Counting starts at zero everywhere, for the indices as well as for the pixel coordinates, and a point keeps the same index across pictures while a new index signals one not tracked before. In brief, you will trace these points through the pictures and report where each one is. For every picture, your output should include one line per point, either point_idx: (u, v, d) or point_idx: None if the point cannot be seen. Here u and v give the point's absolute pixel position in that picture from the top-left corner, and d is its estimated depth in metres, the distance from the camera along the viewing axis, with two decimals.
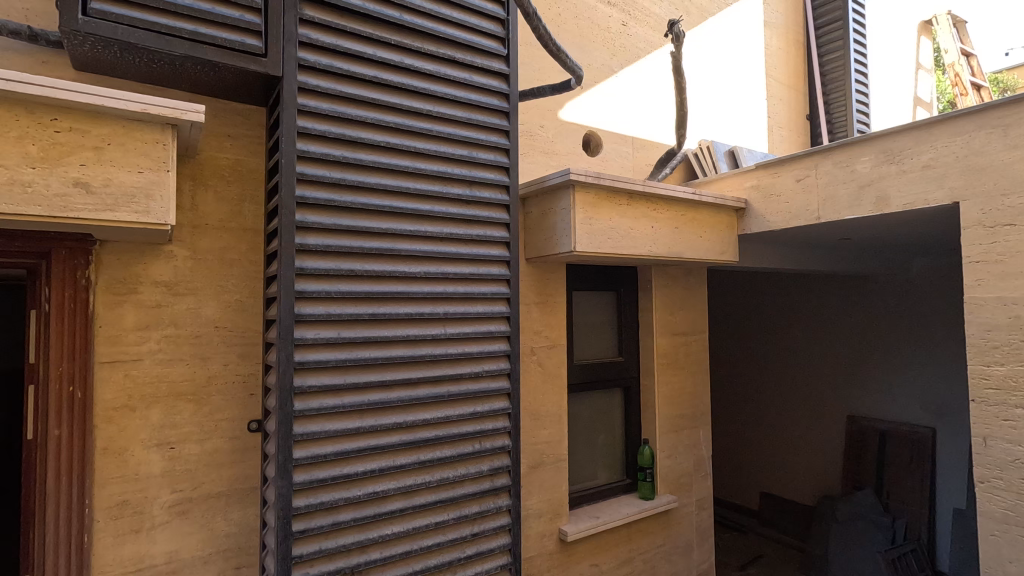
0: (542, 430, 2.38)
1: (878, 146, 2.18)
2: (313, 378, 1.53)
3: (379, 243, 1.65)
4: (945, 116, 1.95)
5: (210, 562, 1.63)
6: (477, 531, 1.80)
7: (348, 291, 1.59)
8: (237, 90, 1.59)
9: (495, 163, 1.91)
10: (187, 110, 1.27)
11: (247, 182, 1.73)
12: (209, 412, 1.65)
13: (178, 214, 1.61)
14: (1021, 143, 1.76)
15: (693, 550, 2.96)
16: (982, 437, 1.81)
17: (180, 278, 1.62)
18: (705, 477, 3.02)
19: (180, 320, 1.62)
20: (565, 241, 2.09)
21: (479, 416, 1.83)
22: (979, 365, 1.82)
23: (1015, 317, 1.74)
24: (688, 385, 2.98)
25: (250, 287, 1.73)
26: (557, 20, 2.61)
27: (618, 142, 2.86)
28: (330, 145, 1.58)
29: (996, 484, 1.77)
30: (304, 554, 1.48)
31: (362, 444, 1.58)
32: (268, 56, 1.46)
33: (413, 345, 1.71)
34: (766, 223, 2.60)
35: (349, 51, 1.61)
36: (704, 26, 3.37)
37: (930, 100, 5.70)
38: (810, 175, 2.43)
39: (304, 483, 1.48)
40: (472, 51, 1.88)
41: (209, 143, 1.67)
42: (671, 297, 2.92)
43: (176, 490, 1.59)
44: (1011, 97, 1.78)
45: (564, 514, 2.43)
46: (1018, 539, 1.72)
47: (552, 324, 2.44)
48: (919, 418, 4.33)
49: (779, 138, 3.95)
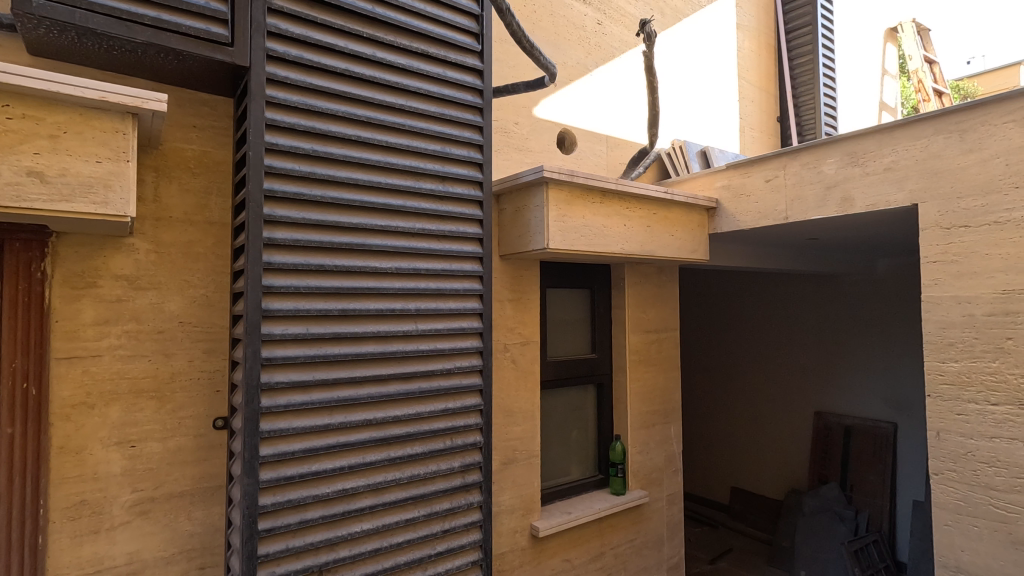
0: (515, 426, 2.38)
1: (843, 148, 2.24)
2: (282, 374, 1.50)
3: (350, 238, 1.63)
4: (906, 121, 2.01)
5: (173, 563, 1.60)
6: (448, 527, 1.79)
7: (318, 286, 1.57)
8: (203, 80, 1.55)
9: (468, 159, 1.90)
10: (149, 99, 1.25)
11: (213, 175, 1.69)
12: (173, 410, 1.61)
13: (139, 206, 1.57)
14: (976, 148, 1.83)
15: (663, 544, 3.00)
16: (936, 430, 1.87)
17: (142, 272, 1.57)
18: (675, 472, 3.07)
19: (142, 316, 1.57)
20: (538, 238, 2.10)
21: (451, 413, 1.83)
22: (935, 361, 1.88)
23: (969, 315, 1.81)
24: (660, 382, 3.03)
25: (216, 282, 1.69)
26: (532, 17, 2.61)
27: (592, 141, 2.88)
28: (299, 138, 1.56)
29: (950, 476, 1.83)
30: (270, 553, 1.46)
31: (332, 441, 1.56)
32: (234, 45, 1.43)
33: (383, 342, 1.69)
34: (736, 222, 2.65)
35: (319, 43, 1.58)
36: (678, 26, 3.41)
37: (895, 105, 5.86)
38: (778, 175, 2.48)
39: (271, 481, 1.46)
40: (445, 45, 1.87)
41: (173, 133, 1.63)
42: (644, 295, 2.96)
43: (137, 489, 1.55)
44: (967, 104, 1.84)
45: (536, 510, 2.45)
46: (970, 528, 1.78)
47: (526, 320, 2.45)
48: (881, 413, 4.48)
49: (751, 139, 4.02)
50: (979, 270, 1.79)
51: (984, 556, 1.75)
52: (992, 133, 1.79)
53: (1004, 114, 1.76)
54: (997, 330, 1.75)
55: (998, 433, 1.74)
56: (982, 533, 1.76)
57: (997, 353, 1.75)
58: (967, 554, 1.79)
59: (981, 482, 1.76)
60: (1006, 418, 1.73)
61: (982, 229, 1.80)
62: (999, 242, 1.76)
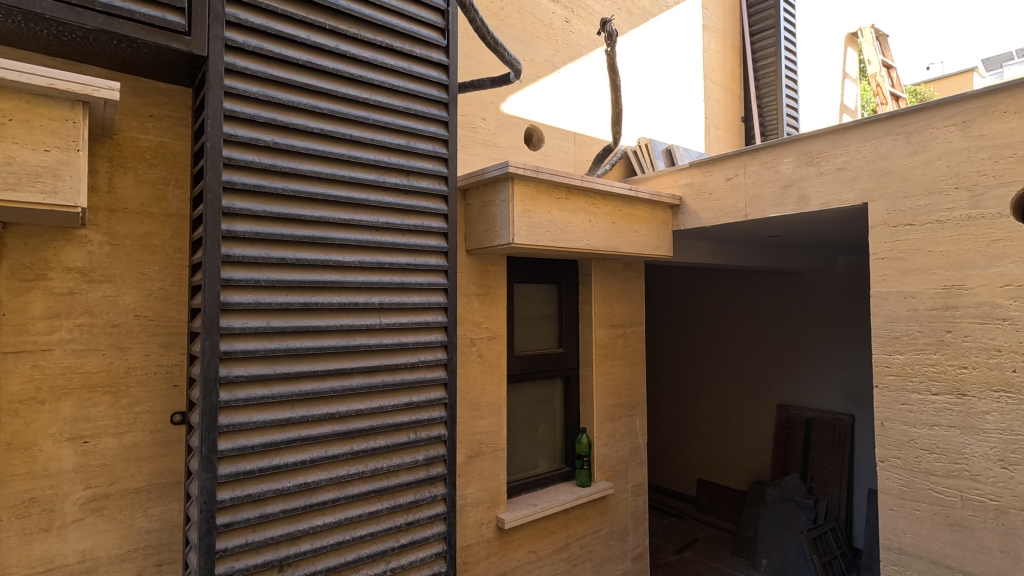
0: (480, 420, 2.40)
1: (799, 148, 2.31)
2: (241, 368, 1.49)
3: (312, 231, 1.63)
4: (858, 122, 2.09)
5: (129, 560, 1.57)
6: (412, 520, 1.80)
7: (279, 280, 1.56)
8: (160, 70, 1.53)
9: (433, 153, 1.90)
10: (99, 87, 1.23)
11: (171, 166, 1.67)
12: (128, 404, 1.58)
13: (92, 197, 1.53)
14: (921, 150, 1.91)
15: (628, 535, 3.07)
16: (882, 419, 1.96)
17: (95, 264, 1.54)
18: (640, 464, 3.14)
19: (95, 309, 1.54)
20: (504, 233, 2.12)
21: (415, 406, 1.83)
22: (882, 354, 1.97)
23: (913, 309, 1.90)
24: (625, 375, 3.08)
25: (174, 275, 1.67)
26: (500, 14, 2.62)
27: (559, 138, 2.91)
28: (259, 130, 1.54)
29: (895, 463, 1.92)
30: (228, 548, 1.45)
31: (293, 435, 1.56)
32: (191, 34, 1.42)
33: (346, 335, 1.69)
34: (698, 220, 2.72)
35: (280, 34, 1.57)
36: (645, 26, 3.46)
37: (855, 107, 6.05)
38: (738, 174, 2.55)
39: (229, 475, 1.45)
40: (411, 40, 1.87)
41: (128, 123, 1.59)
42: (610, 290, 3.01)
43: (90, 486, 1.52)
44: (913, 108, 1.93)
45: (502, 502, 2.47)
46: (911, 512, 1.87)
47: (492, 315, 2.47)
48: (840, 405, 4.64)
49: (715, 139, 4.11)
50: (922, 266, 1.88)
51: (925, 539, 1.84)
52: (935, 136, 1.88)
53: (946, 118, 1.85)
54: (938, 323, 1.84)
55: (938, 421, 1.83)
56: (922, 516, 1.85)
57: (937, 345, 1.84)
58: (910, 537, 1.87)
59: (923, 468, 1.85)
60: (945, 406, 1.82)
61: (925, 227, 1.89)
62: (940, 240, 1.85)
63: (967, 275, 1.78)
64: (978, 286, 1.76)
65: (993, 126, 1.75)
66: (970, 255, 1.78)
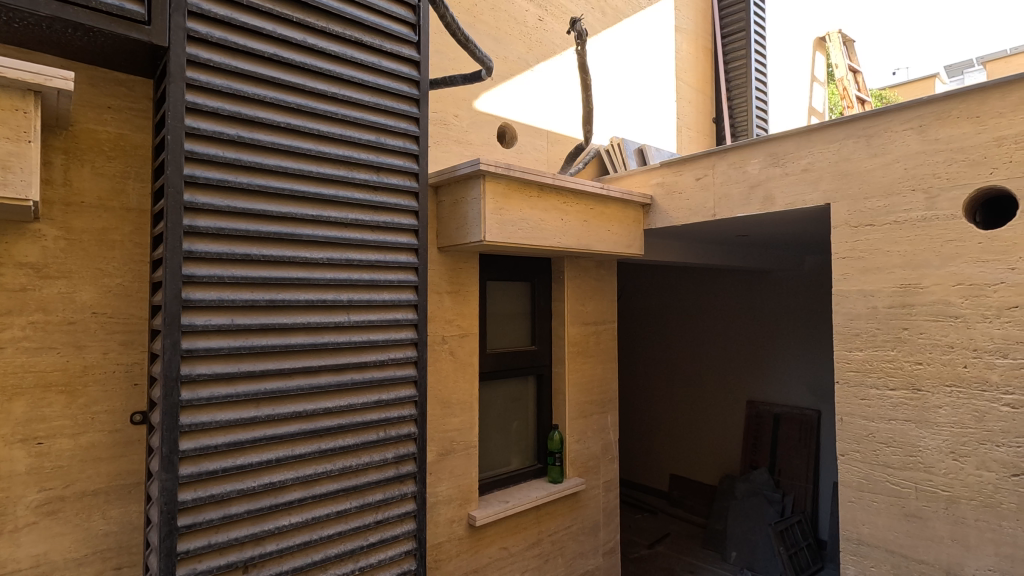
0: (452, 417, 2.40)
1: (765, 149, 2.35)
2: (203, 366, 1.46)
3: (279, 227, 1.60)
4: (821, 125, 2.14)
5: (86, 564, 1.53)
6: (381, 518, 1.79)
7: (244, 276, 1.53)
8: (119, 61, 1.48)
9: (404, 150, 1.89)
10: (53, 76, 1.20)
11: (131, 159, 1.62)
12: (85, 404, 1.54)
13: (46, 190, 1.48)
14: (880, 152, 1.97)
15: (599, 530, 3.10)
16: (842, 414, 2.02)
17: (50, 259, 1.49)
18: (611, 460, 3.18)
19: (50, 306, 1.49)
20: (475, 231, 2.12)
21: (385, 404, 1.82)
22: (843, 350, 2.03)
23: (872, 308, 1.96)
24: (597, 372, 3.11)
25: (134, 271, 1.62)
26: (472, 11, 2.61)
27: (532, 136, 2.92)
28: (223, 123, 1.51)
29: (854, 456, 1.98)
30: (191, 549, 1.42)
31: (258, 434, 1.54)
32: (151, 23, 1.38)
33: (314, 333, 1.67)
34: (669, 219, 2.76)
35: (245, 26, 1.54)
36: (618, 26, 3.49)
37: (823, 110, 6.21)
38: (707, 174, 2.58)
39: (191, 476, 1.42)
40: (382, 35, 1.85)
41: (85, 113, 1.55)
42: (582, 288, 3.03)
43: (44, 488, 1.47)
44: (873, 111, 1.99)
45: (473, 500, 2.47)
46: (869, 503, 1.93)
47: (464, 313, 2.46)
48: (807, 401, 4.76)
49: (687, 139, 4.17)
50: (881, 266, 1.94)
51: (881, 529, 1.91)
52: (894, 139, 1.94)
53: (904, 122, 1.91)
54: (895, 320, 1.90)
55: (895, 415, 1.89)
56: (880, 507, 1.91)
57: (895, 342, 1.90)
58: (867, 527, 1.94)
59: (880, 460, 1.92)
60: (901, 401, 1.88)
61: (884, 228, 1.95)
62: (898, 240, 1.91)
63: (923, 274, 1.85)
64: (933, 285, 1.83)
65: (948, 130, 1.81)
66: (926, 255, 1.84)
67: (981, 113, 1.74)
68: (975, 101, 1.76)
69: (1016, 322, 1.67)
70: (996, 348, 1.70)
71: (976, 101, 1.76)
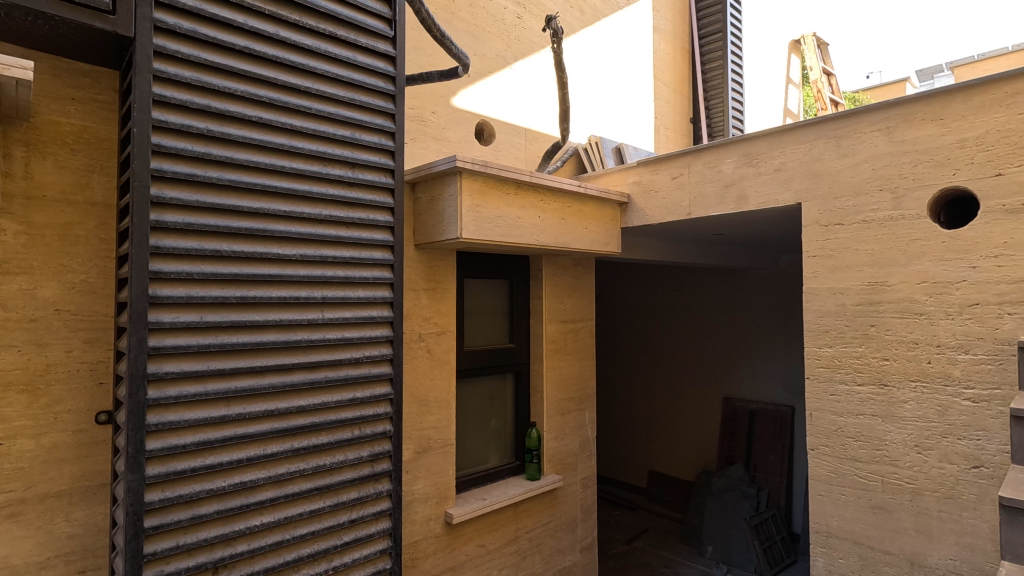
0: (429, 415, 2.39)
1: (739, 149, 2.38)
2: (171, 364, 1.43)
3: (250, 223, 1.58)
4: (793, 125, 2.17)
5: (48, 568, 1.49)
6: (355, 517, 1.78)
7: (213, 272, 1.50)
8: (83, 51, 1.44)
9: (379, 146, 1.87)
10: (11, 66, 1.15)
11: (96, 151, 1.58)
12: (47, 404, 1.50)
13: (6, 182, 1.44)
14: (849, 153, 2.01)
15: (577, 527, 3.12)
16: (813, 410, 2.06)
17: (9, 255, 1.45)
18: (589, 457, 3.20)
19: (9, 303, 1.45)
20: (452, 228, 2.11)
21: (360, 402, 1.80)
22: (814, 347, 2.07)
23: (841, 305, 2.00)
24: (575, 369, 3.12)
25: (100, 267, 1.58)
26: (450, 8, 2.60)
27: (510, 134, 2.92)
28: (192, 116, 1.48)
29: (824, 450, 2.02)
30: (158, 551, 1.39)
31: (228, 434, 1.51)
32: (116, 13, 1.35)
33: (286, 331, 1.64)
34: (645, 217, 2.78)
35: (215, 18, 1.51)
36: (596, 25, 3.51)
37: (797, 111, 6.32)
38: (683, 173, 2.61)
39: (158, 476, 1.39)
40: (356, 29, 1.82)
41: (47, 104, 1.50)
42: (560, 286, 3.04)
43: (4, 491, 1.43)
44: (843, 113, 2.03)
45: (451, 498, 2.47)
46: (838, 496, 1.98)
47: (441, 311, 2.45)
48: (781, 397, 4.85)
49: (665, 139, 4.21)
50: (850, 264, 1.98)
51: (849, 521, 1.95)
52: (863, 140, 1.98)
53: (872, 124, 1.95)
54: (863, 318, 1.95)
55: (863, 410, 1.94)
56: (848, 500, 1.96)
57: (863, 339, 1.94)
58: (836, 520, 1.98)
59: (849, 454, 1.96)
60: (869, 396, 1.93)
61: (853, 227, 1.99)
62: (866, 239, 1.95)
63: (890, 272, 1.89)
64: (899, 283, 1.87)
65: (913, 132, 1.86)
66: (893, 253, 1.89)
67: (945, 115, 1.79)
68: (939, 105, 1.80)
69: (976, 319, 1.72)
70: (958, 345, 1.75)
71: (940, 104, 1.80)
